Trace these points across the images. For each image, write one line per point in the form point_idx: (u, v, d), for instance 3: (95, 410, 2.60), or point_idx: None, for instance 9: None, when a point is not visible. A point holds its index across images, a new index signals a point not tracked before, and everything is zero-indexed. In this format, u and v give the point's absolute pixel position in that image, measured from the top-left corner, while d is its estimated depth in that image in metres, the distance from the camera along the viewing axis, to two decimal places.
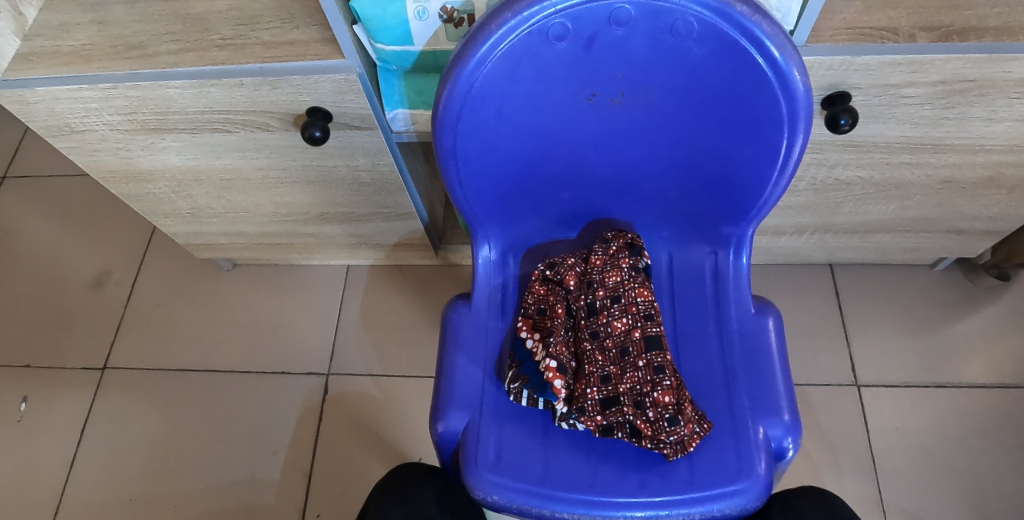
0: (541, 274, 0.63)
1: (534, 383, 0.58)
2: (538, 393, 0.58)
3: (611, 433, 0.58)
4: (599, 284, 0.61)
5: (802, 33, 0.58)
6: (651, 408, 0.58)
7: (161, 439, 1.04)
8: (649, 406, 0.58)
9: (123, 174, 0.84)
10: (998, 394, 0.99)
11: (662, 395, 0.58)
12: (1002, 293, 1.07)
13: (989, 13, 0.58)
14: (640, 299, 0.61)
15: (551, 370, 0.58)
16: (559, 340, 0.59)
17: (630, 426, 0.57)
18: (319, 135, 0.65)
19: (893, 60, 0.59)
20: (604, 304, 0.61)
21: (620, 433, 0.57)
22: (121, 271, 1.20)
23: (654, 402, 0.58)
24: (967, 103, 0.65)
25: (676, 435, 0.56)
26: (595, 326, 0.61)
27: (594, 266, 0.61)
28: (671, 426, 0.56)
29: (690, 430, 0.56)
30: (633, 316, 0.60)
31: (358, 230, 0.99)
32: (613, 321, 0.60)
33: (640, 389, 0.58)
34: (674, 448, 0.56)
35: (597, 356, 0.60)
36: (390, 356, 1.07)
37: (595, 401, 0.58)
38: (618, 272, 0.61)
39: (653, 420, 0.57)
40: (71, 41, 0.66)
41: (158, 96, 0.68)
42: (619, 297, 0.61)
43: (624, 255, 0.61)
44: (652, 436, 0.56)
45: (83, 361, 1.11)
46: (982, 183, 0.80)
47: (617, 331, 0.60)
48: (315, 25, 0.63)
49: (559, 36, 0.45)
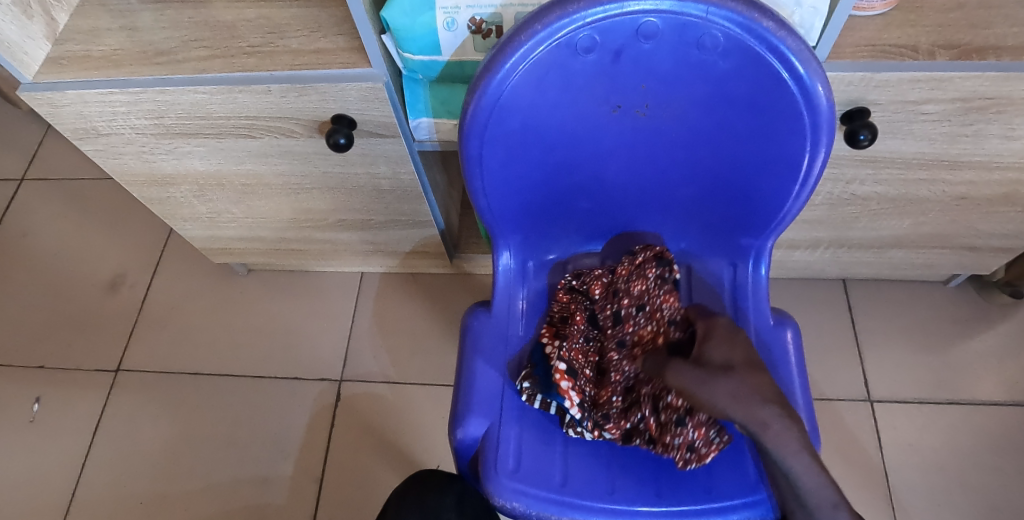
0: (567, 284, 0.65)
1: (545, 387, 0.60)
2: (546, 395, 0.60)
3: (630, 440, 0.58)
4: (625, 292, 0.61)
5: (824, 48, 0.58)
6: (663, 412, 0.57)
7: (173, 442, 1.04)
8: (662, 409, 0.57)
9: (145, 177, 0.85)
10: (1011, 411, 0.99)
11: (675, 399, 0.56)
12: (1013, 311, 1.07)
13: (1004, 32, 0.60)
14: (666, 307, 0.60)
15: (559, 372, 0.58)
16: (573, 346, 0.61)
17: (647, 432, 0.58)
18: (344, 142, 0.66)
19: (912, 76, 0.60)
20: (629, 311, 0.61)
21: (638, 440, 0.58)
22: (135, 274, 1.21)
23: (667, 405, 0.56)
24: (984, 120, 0.66)
25: (682, 439, 0.56)
26: (619, 334, 0.61)
27: (621, 276, 0.62)
28: (677, 429, 0.55)
29: (699, 438, 0.56)
30: (658, 323, 0.60)
31: (375, 237, 0.99)
32: (638, 329, 0.61)
33: (657, 391, 0.57)
34: (689, 455, 0.56)
35: (624, 364, 0.60)
36: (403, 363, 1.08)
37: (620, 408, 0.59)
38: (644, 281, 0.61)
39: (665, 423, 0.56)
40: (101, 46, 0.69)
41: (186, 101, 0.69)
42: (644, 305, 0.61)
43: (650, 266, 0.61)
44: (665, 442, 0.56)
45: (95, 364, 1.11)
46: (998, 200, 0.80)
47: (641, 340, 0.60)
48: (342, 35, 0.65)
49: (587, 48, 0.46)
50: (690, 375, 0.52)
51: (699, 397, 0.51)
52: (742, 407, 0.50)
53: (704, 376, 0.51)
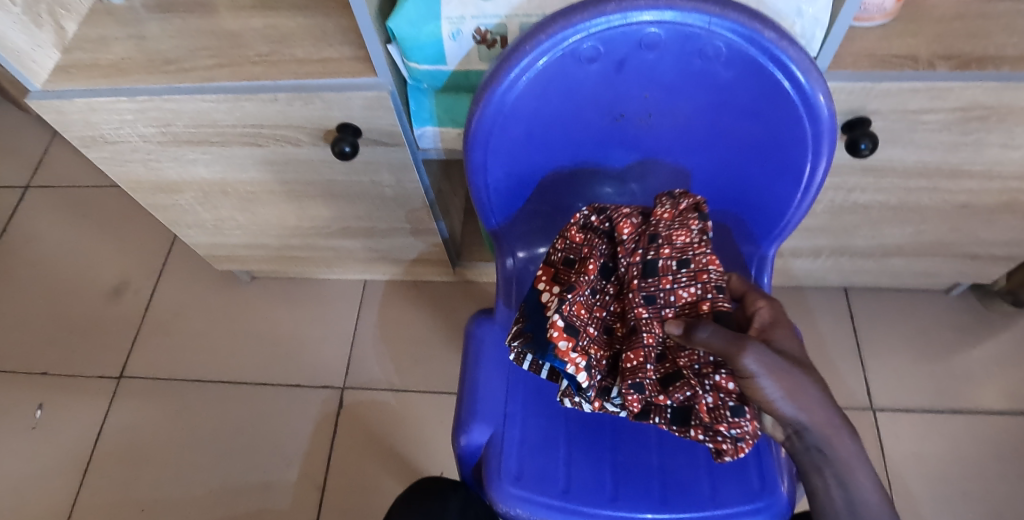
0: (581, 219, 0.54)
1: (537, 343, 0.50)
2: (537, 354, 0.50)
3: (647, 416, 0.50)
4: (665, 240, 0.51)
5: (825, 59, 0.59)
6: (710, 392, 0.46)
7: (175, 448, 1.04)
8: (707, 390, 0.46)
9: (150, 184, 0.86)
10: (1013, 420, 0.99)
11: (725, 380, 0.45)
12: (1015, 320, 1.07)
13: (1004, 42, 0.61)
14: (712, 268, 0.49)
15: (556, 328, 0.47)
16: (578, 300, 0.49)
17: (672, 412, 0.49)
18: (348, 150, 0.67)
19: (912, 86, 0.60)
20: (668, 264, 0.50)
21: (657, 419, 0.49)
22: (139, 281, 1.21)
23: (714, 386, 0.46)
24: (984, 129, 0.66)
25: (741, 430, 0.46)
26: (653, 289, 0.50)
27: (658, 220, 0.51)
28: (735, 418, 0.45)
29: (755, 429, 0.46)
30: (703, 285, 0.49)
31: (378, 245, 1.00)
32: (678, 288, 0.50)
33: (699, 364, 0.47)
34: (737, 447, 0.46)
35: (655, 326, 0.49)
36: (405, 370, 1.08)
37: (654, 381, 0.48)
38: (688, 232, 0.51)
39: (713, 407, 0.46)
40: (109, 54, 0.70)
41: (192, 109, 0.69)
42: (687, 261, 0.50)
43: (694, 216, 0.51)
44: (708, 428, 0.47)
45: (98, 370, 1.12)
46: (999, 208, 0.81)
47: (680, 301, 0.49)
48: (348, 44, 0.66)
49: (590, 57, 0.47)
50: (777, 362, 0.42)
51: (782, 390, 0.43)
52: (823, 416, 0.44)
53: (788, 368, 0.43)
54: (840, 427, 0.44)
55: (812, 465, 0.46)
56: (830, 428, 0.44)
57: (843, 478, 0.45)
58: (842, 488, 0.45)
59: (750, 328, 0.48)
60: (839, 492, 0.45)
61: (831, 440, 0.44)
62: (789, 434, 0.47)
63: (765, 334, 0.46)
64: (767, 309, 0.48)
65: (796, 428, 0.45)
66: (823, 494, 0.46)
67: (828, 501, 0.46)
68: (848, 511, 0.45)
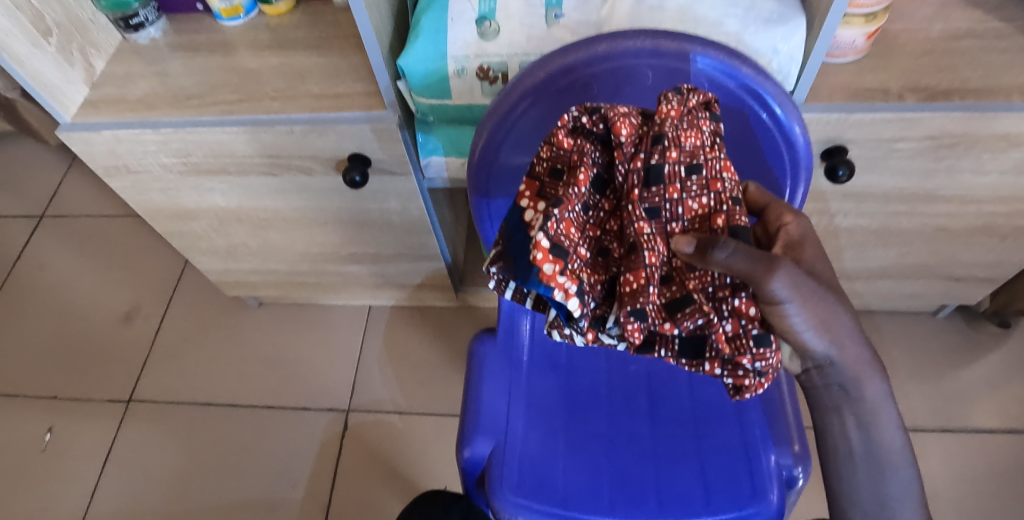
0: (570, 122, 0.44)
1: (518, 268, 0.41)
2: (519, 282, 0.41)
3: (649, 349, 0.40)
4: (672, 142, 0.41)
5: (801, 92, 0.64)
6: (728, 319, 0.38)
7: (182, 470, 1.06)
8: (725, 316, 0.38)
9: (168, 212, 0.90)
10: (1005, 438, 1.01)
11: (746, 305, 0.38)
12: (1003, 340, 1.10)
13: (969, 76, 0.66)
14: (726, 176, 0.42)
15: (541, 250, 0.38)
16: (565, 216, 0.39)
17: (680, 342, 0.40)
18: (359, 179, 0.72)
19: (884, 117, 0.65)
20: (675, 170, 0.41)
21: (662, 351, 0.40)
22: (149, 307, 1.24)
23: (733, 312, 0.38)
24: (955, 156, 0.71)
25: (765, 364, 0.38)
26: (658, 199, 0.41)
27: (664, 119, 0.42)
28: (759, 349, 0.38)
29: (779, 360, 0.39)
30: (717, 196, 0.41)
31: (384, 270, 1.04)
32: (689, 198, 0.41)
33: (714, 286, 0.38)
34: (760, 381, 0.39)
35: (658, 243, 0.40)
36: (409, 393, 1.10)
37: (658, 306, 0.38)
38: (699, 133, 0.42)
39: (733, 336, 0.38)
40: (135, 90, 0.75)
41: (213, 141, 0.74)
42: (699, 167, 0.41)
43: (705, 115, 0.43)
44: (727, 360, 0.39)
45: (108, 394, 1.14)
46: (977, 231, 0.85)
47: (690, 214, 0.40)
48: (359, 80, 0.71)
49: (585, 93, 0.52)
50: (810, 287, 0.38)
51: (814, 323, 0.39)
52: (854, 352, 0.41)
53: (823, 297, 0.39)
54: (870, 367, 0.43)
55: (830, 405, 0.44)
56: (859, 367, 0.42)
57: (864, 418, 0.44)
58: (860, 429, 0.44)
59: (775, 244, 0.43)
60: (856, 433, 0.44)
61: (860, 381, 0.43)
62: (807, 370, 0.44)
63: (795, 251, 0.42)
64: (799, 225, 0.44)
65: (822, 365, 0.42)
66: (839, 434, 0.45)
67: (844, 442, 0.45)
68: (865, 450, 0.45)
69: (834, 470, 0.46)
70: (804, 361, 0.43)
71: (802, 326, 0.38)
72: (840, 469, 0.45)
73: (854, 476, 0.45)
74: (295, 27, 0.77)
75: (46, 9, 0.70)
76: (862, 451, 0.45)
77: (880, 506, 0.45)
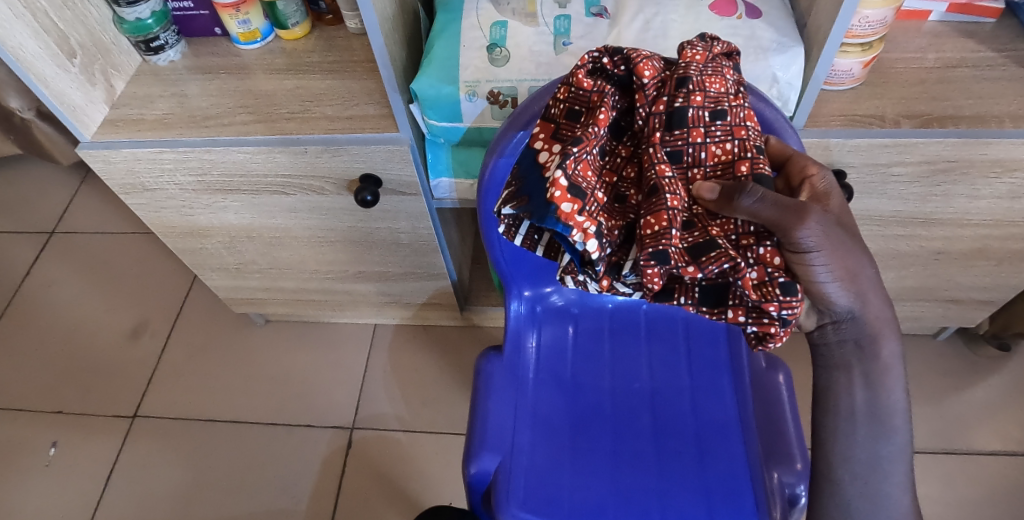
0: (590, 62, 0.49)
1: (534, 206, 0.43)
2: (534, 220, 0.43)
3: (669, 296, 0.44)
4: (698, 87, 0.46)
5: (800, 118, 0.67)
6: (754, 267, 0.41)
7: (186, 486, 1.06)
8: (750, 265, 0.41)
9: (180, 229, 0.92)
10: (1006, 461, 1.01)
11: (771, 254, 0.41)
12: (1002, 364, 1.11)
13: (962, 104, 0.68)
14: (749, 124, 0.46)
15: (559, 188, 0.41)
16: (583, 158, 0.43)
17: (701, 290, 0.43)
18: (370, 198, 0.73)
19: (880, 142, 0.67)
20: (700, 114, 0.45)
21: (682, 299, 0.44)
22: (157, 323, 1.26)
23: (758, 260, 0.41)
24: (951, 181, 0.73)
25: (791, 312, 0.40)
26: (680, 143, 0.45)
27: (689, 63, 0.47)
28: (786, 297, 0.39)
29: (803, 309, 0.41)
30: (741, 145, 0.45)
31: (391, 288, 1.05)
32: (712, 144, 0.45)
33: (738, 235, 0.42)
34: (785, 330, 0.41)
35: (679, 189, 0.43)
36: (413, 410, 1.11)
37: (680, 250, 0.41)
38: (723, 82, 0.47)
39: (760, 283, 0.40)
40: (154, 110, 0.77)
41: (228, 161, 0.76)
42: (723, 113, 0.46)
43: (729, 69, 0.48)
44: (751, 307, 0.41)
45: (113, 409, 1.15)
46: (974, 254, 0.86)
47: (714, 159, 0.45)
48: (373, 104, 0.74)
49: None
50: (836, 238, 0.40)
51: (838, 274, 0.41)
52: (876, 308, 0.43)
53: (849, 247, 0.41)
54: (888, 325, 0.44)
55: (840, 361, 0.45)
56: (878, 324, 0.44)
57: (871, 378, 0.45)
58: (867, 389, 0.45)
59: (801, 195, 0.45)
60: (862, 392, 0.45)
61: (877, 338, 0.44)
62: (822, 325, 0.45)
63: (821, 200, 0.44)
64: (823, 176, 0.46)
65: (841, 319, 0.44)
66: (844, 392, 0.46)
67: (847, 400, 0.46)
68: (868, 408, 0.45)
69: (833, 427, 0.46)
70: (821, 314, 0.44)
71: (825, 277, 0.41)
72: (841, 425, 0.46)
73: (854, 438, 0.46)
74: (311, 52, 0.80)
75: (72, 32, 0.73)
76: (865, 409, 0.45)
77: (872, 464, 0.46)
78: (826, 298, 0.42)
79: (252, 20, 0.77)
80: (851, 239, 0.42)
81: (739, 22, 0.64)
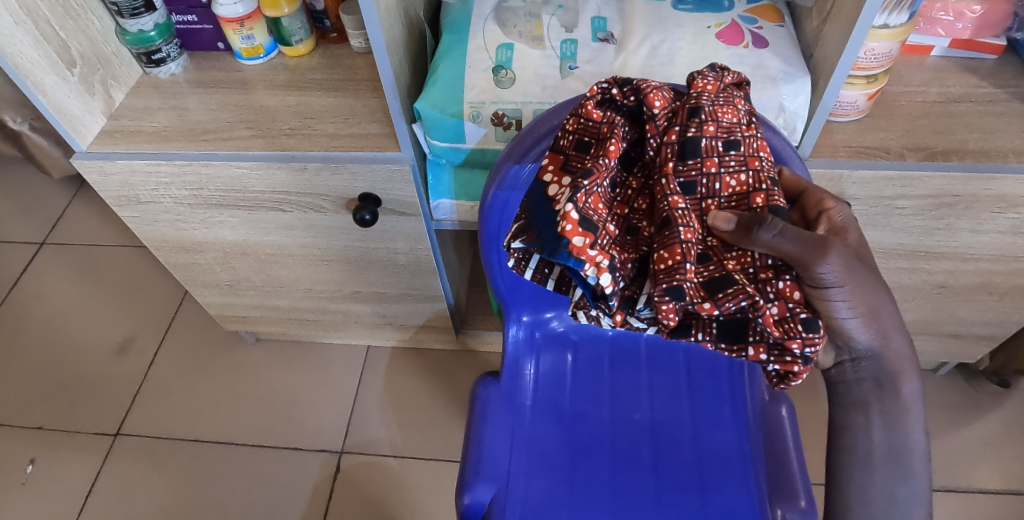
0: (599, 92, 0.48)
1: (544, 239, 0.42)
2: (545, 254, 0.41)
3: (687, 333, 0.42)
4: (710, 116, 0.45)
5: (806, 147, 0.66)
6: (775, 302, 0.39)
7: (166, 509, 1.02)
8: (771, 300, 0.39)
9: (174, 244, 0.90)
10: (1008, 500, 0.99)
11: (791, 288, 0.39)
12: (1003, 400, 1.10)
13: (967, 138, 0.68)
14: (762, 155, 0.46)
15: (570, 222, 0.40)
16: (593, 190, 0.42)
17: (718, 326, 0.42)
18: (369, 218, 0.72)
19: (886, 174, 0.67)
20: (713, 145, 0.45)
21: (700, 335, 0.42)
22: (145, 339, 1.23)
23: (779, 295, 0.39)
24: (954, 215, 0.72)
25: (814, 349, 0.38)
26: (693, 173, 0.44)
27: (701, 92, 0.46)
28: (808, 334, 0.38)
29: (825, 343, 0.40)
30: (755, 176, 0.44)
31: (386, 310, 1.03)
32: (726, 174, 0.44)
33: (755, 269, 0.41)
34: (806, 367, 0.40)
35: (692, 220, 0.42)
36: (404, 435, 1.08)
37: (695, 285, 0.40)
38: (735, 113, 0.46)
39: (780, 320, 0.39)
40: (152, 122, 0.76)
41: (226, 175, 0.75)
42: (736, 143, 0.45)
43: (740, 100, 0.48)
44: (773, 344, 0.40)
45: (95, 427, 1.11)
46: (976, 289, 0.86)
47: (728, 190, 0.44)
48: (375, 123, 0.73)
49: None
50: (857, 274, 0.40)
51: (860, 311, 0.40)
52: (896, 345, 0.42)
53: (870, 284, 0.40)
54: (909, 363, 0.43)
55: (858, 399, 0.44)
56: (900, 362, 0.42)
57: (890, 417, 0.44)
58: (886, 429, 0.44)
59: (819, 227, 0.44)
60: (880, 432, 0.44)
61: (897, 377, 0.43)
62: (841, 363, 0.44)
63: (839, 234, 0.44)
64: (840, 210, 0.45)
65: (861, 356, 0.43)
66: (861, 431, 0.44)
67: (865, 441, 0.45)
68: (887, 450, 0.44)
69: (848, 466, 0.45)
70: (840, 351, 0.43)
71: (843, 312, 0.40)
72: (855, 466, 0.45)
73: (869, 481, 0.45)
74: (314, 69, 0.79)
75: (72, 41, 0.72)
76: (882, 451, 0.44)
77: (889, 506, 0.45)
78: (846, 334, 0.41)
79: (256, 35, 0.76)
80: (872, 275, 0.41)
81: (746, 51, 0.64)
